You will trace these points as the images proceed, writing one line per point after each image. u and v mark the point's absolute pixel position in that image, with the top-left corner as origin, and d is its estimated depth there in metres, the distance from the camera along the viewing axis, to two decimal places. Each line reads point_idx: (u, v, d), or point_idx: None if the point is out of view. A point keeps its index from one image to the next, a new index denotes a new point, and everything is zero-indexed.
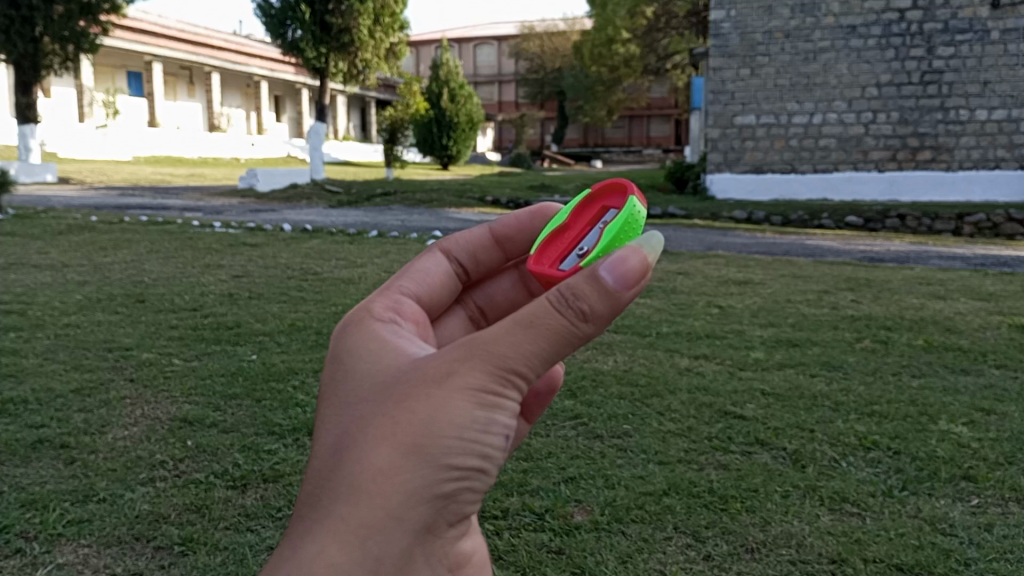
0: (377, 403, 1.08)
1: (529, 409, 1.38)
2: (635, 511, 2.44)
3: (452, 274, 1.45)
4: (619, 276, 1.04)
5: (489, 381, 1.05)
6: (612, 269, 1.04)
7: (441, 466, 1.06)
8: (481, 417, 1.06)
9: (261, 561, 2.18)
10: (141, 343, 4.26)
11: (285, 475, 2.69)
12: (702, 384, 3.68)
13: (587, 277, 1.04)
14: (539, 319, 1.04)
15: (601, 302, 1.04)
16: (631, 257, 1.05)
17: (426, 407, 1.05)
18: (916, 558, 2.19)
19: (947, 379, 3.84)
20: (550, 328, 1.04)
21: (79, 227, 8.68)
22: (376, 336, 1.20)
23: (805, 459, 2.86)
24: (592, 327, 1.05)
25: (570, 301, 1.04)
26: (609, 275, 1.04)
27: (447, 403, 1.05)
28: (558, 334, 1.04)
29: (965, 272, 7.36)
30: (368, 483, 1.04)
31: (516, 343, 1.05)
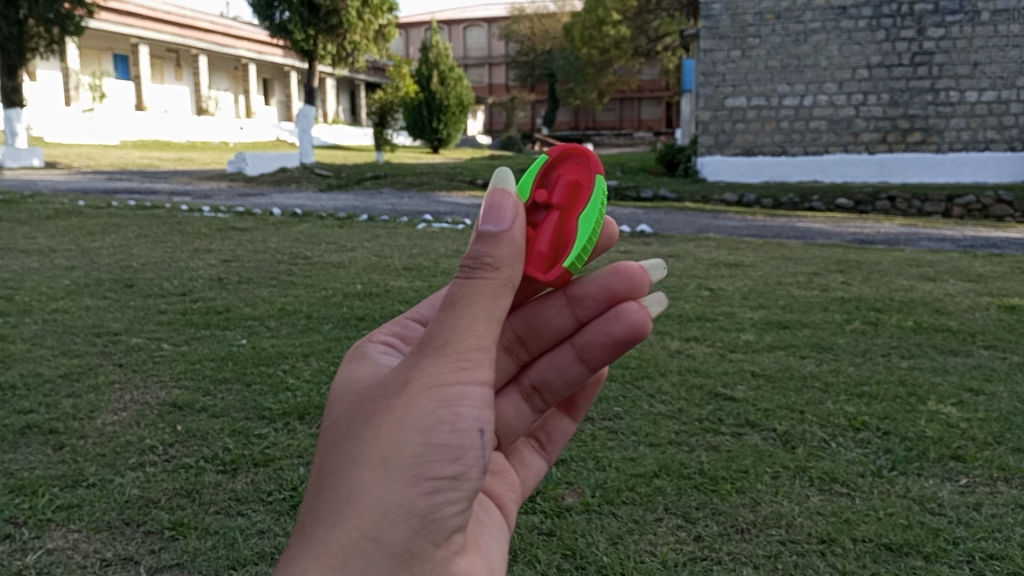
0: (348, 423, 1.12)
1: (574, 405, 1.62)
2: (625, 493, 2.45)
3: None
4: (494, 219, 1.11)
5: (446, 377, 1.08)
6: (492, 220, 1.11)
7: (412, 476, 1.07)
8: (447, 415, 1.08)
9: (252, 545, 2.17)
10: (130, 328, 4.23)
11: (276, 459, 2.69)
12: (692, 366, 3.69)
13: (477, 238, 1.10)
14: (461, 294, 1.09)
15: (505, 250, 1.10)
16: (500, 198, 1.12)
17: (389, 416, 1.08)
18: (905, 537, 2.21)
19: (935, 360, 3.85)
20: (476, 300, 1.09)
21: (66, 212, 8.61)
22: (356, 359, 1.24)
23: (795, 440, 2.87)
24: (507, 270, 1.10)
25: (483, 270, 1.09)
26: (492, 226, 1.10)
27: (407, 408, 1.08)
28: (485, 295, 1.09)
29: (955, 253, 7.39)
30: (344, 505, 1.05)
31: (457, 327, 1.08)
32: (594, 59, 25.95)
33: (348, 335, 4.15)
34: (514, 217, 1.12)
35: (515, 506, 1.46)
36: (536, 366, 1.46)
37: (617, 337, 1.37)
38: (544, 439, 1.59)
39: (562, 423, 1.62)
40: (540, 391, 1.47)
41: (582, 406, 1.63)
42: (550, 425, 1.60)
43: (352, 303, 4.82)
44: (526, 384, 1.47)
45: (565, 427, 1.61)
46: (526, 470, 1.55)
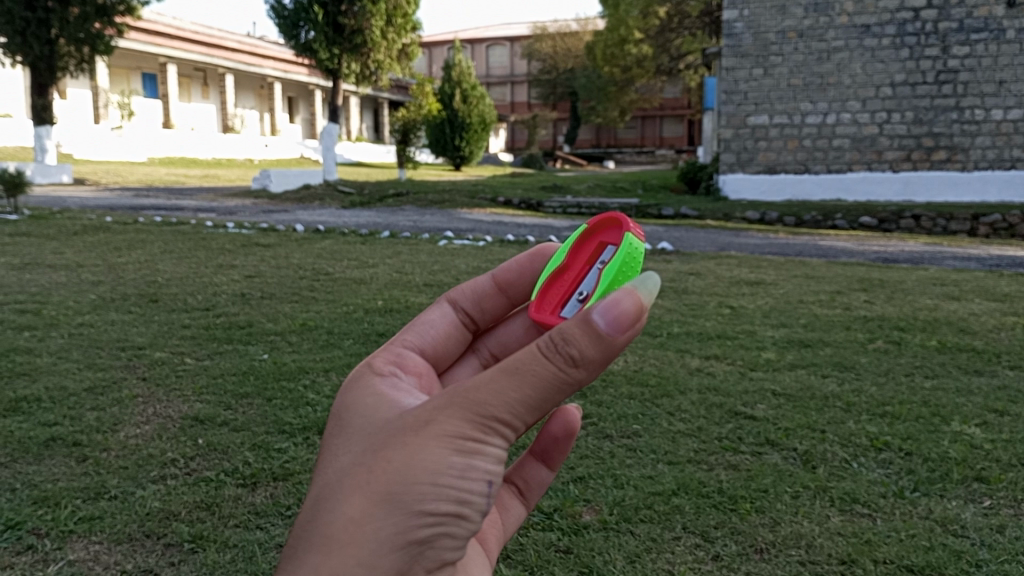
0: (361, 454, 1.11)
1: (549, 455, 1.54)
2: (643, 511, 2.44)
3: (459, 324, 1.45)
4: (612, 319, 1.05)
5: (467, 430, 1.06)
6: (606, 314, 1.05)
7: (414, 511, 1.06)
8: (457, 463, 1.07)
9: (270, 558, 2.18)
10: (153, 343, 4.28)
11: (295, 473, 2.70)
12: (712, 384, 3.68)
13: (582, 322, 1.04)
14: (526, 366, 1.05)
15: (593, 346, 1.05)
16: (623, 301, 1.05)
17: (403, 454, 1.07)
18: (927, 559, 2.18)
19: (959, 380, 3.81)
20: (537, 375, 1.05)
21: (93, 228, 8.74)
22: (374, 398, 1.22)
23: (816, 459, 2.85)
24: (581, 373, 1.06)
25: (563, 358, 1.04)
26: (602, 320, 1.04)
27: (418, 454, 1.06)
28: (539, 376, 1.05)
29: (980, 272, 7.31)
30: (339, 532, 1.05)
31: (503, 392, 1.06)
32: (615, 78, 26.02)
33: (367, 350, 4.19)
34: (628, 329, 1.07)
35: (496, 547, 1.41)
36: None
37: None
38: (522, 485, 1.52)
39: (539, 469, 1.53)
40: None
41: (560, 455, 1.55)
42: (526, 472, 1.52)
43: (373, 319, 4.86)
44: None
45: (542, 476, 1.53)
46: (505, 514, 1.47)
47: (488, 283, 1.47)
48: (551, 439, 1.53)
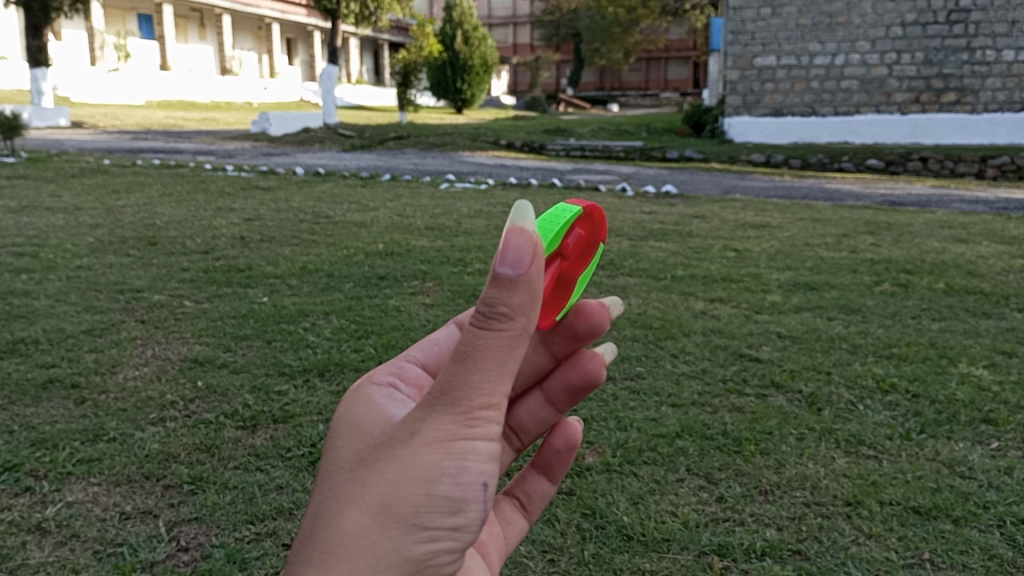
0: (352, 469, 1.01)
1: (551, 467, 1.40)
2: (647, 453, 2.41)
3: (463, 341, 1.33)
4: (512, 264, 0.89)
5: (450, 430, 0.95)
6: (509, 263, 0.89)
7: (410, 524, 0.96)
8: (448, 466, 0.96)
9: (270, 500, 2.16)
10: (152, 285, 4.24)
11: (296, 416, 2.68)
12: (717, 326, 3.64)
13: (491, 282, 0.90)
14: (471, 345, 0.92)
15: (520, 297, 0.91)
16: (511, 241, 0.88)
17: (391, 467, 0.97)
18: (933, 501, 2.16)
19: (967, 322, 3.77)
20: (489, 352, 0.92)
21: (92, 170, 8.65)
22: (363, 408, 1.11)
23: (821, 401, 2.82)
24: (524, 324, 0.92)
25: (494, 326, 0.92)
26: (508, 271, 0.89)
27: (405, 466, 0.96)
28: (494, 352, 0.93)
29: (987, 216, 7.21)
30: (336, 547, 0.95)
31: (469, 382, 0.94)
32: (620, 19, 25.52)
33: (368, 294, 4.15)
34: (533, 258, 0.90)
35: (497, 559, 1.29)
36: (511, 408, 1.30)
37: (575, 384, 1.28)
38: (524, 499, 1.40)
39: (540, 483, 1.40)
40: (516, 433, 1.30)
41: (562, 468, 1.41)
42: (527, 485, 1.40)
43: (373, 262, 4.81)
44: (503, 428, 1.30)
45: (544, 489, 1.40)
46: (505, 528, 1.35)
47: None
48: (552, 451, 1.39)
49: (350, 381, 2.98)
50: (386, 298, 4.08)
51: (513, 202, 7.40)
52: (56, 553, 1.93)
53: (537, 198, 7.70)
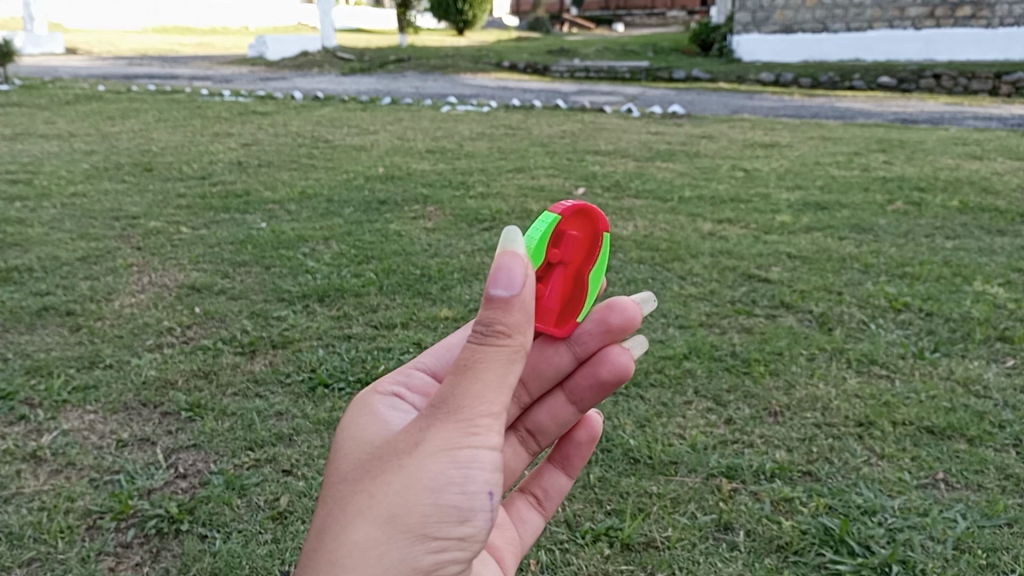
0: (357, 478, 1.03)
1: (570, 462, 1.46)
2: (653, 375, 2.36)
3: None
4: (509, 283, 0.98)
5: (456, 440, 0.99)
6: (503, 284, 0.98)
7: (419, 535, 0.99)
8: (455, 476, 1.00)
9: (270, 426, 2.12)
10: (148, 212, 4.15)
11: (295, 342, 2.62)
12: (725, 247, 3.55)
13: (489, 301, 0.99)
14: (471, 358, 0.99)
15: (516, 315, 0.99)
16: (511, 265, 0.97)
17: (397, 476, 0.99)
18: (948, 420, 2.11)
19: (982, 240, 3.67)
20: (489, 365, 0.99)
21: (86, 97, 8.47)
22: (365, 426, 1.14)
23: (832, 321, 2.76)
24: (519, 337, 1.00)
25: (492, 339, 0.99)
26: (503, 291, 0.98)
27: (412, 474, 0.99)
28: (494, 364, 0.99)
29: (1002, 132, 7.04)
30: (344, 558, 0.96)
31: (471, 393, 0.99)
32: None
33: (368, 218, 4.05)
34: (525, 280, 0.99)
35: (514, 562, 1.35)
36: (531, 412, 1.38)
37: (603, 379, 1.31)
38: (541, 495, 1.45)
39: (558, 478, 1.46)
40: (535, 435, 1.39)
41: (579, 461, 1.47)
42: (545, 480, 1.45)
43: (374, 186, 4.70)
44: (522, 428, 1.38)
45: (560, 483, 1.45)
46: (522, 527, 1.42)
47: None
48: (574, 444, 1.44)
49: (351, 306, 2.92)
50: (387, 223, 3.99)
51: (517, 124, 7.23)
52: (52, 481, 1.90)
53: (541, 120, 7.52)
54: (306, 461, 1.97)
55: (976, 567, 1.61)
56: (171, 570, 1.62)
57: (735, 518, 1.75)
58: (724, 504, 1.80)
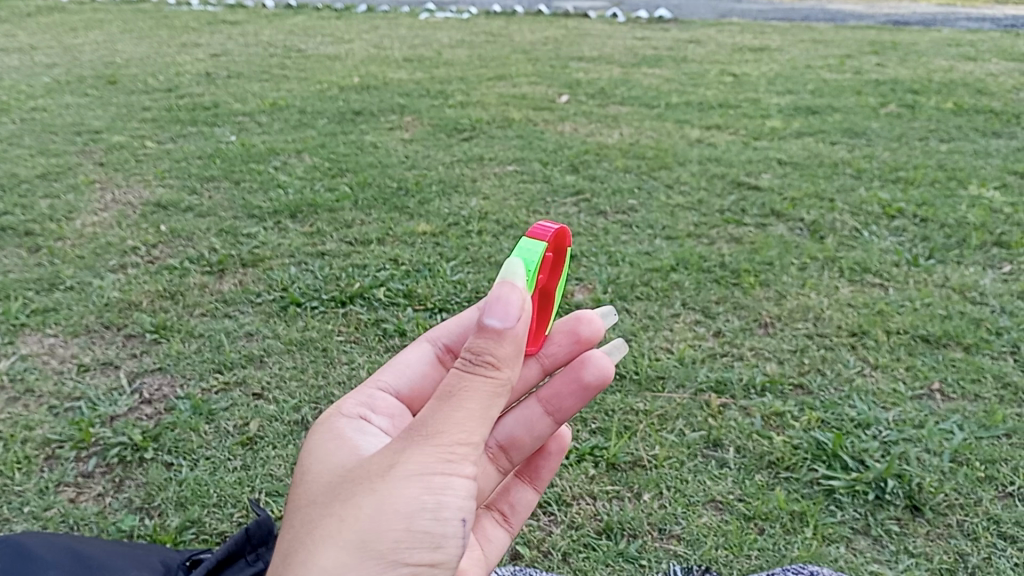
0: (322, 504, 0.90)
1: (536, 472, 1.28)
2: (640, 288, 2.26)
3: (437, 362, 1.24)
4: (504, 315, 0.88)
5: (431, 469, 0.86)
6: (498, 316, 0.88)
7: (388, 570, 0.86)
8: (430, 508, 0.87)
9: (239, 348, 2.02)
10: (112, 126, 3.96)
11: (266, 260, 2.50)
12: (714, 155, 3.42)
13: (479, 330, 0.88)
14: (456, 387, 0.87)
15: (508, 347, 0.88)
16: (509, 298, 0.88)
17: (367, 501, 0.87)
18: (944, 328, 2.04)
19: (977, 143, 3.55)
20: (473, 396, 0.86)
21: (47, 8, 8.08)
22: (331, 452, 1.01)
23: (824, 229, 2.66)
24: (509, 370, 0.88)
25: (478, 367, 0.87)
26: (498, 323, 0.87)
27: (385, 499, 0.86)
28: (478, 394, 0.87)
29: (996, 32, 6.85)
30: None
31: (450, 419, 0.87)
32: None
33: (343, 130, 3.88)
34: (520, 312, 0.89)
35: None
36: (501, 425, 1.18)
37: (586, 381, 1.18)
38: (504, 511, 1.27)
39: (523, 492, 1.28)
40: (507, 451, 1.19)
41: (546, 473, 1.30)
42: (508, 496, 1.27)
43: (348, 97, 4.49)
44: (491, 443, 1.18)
45: (527, 498, 1.27)
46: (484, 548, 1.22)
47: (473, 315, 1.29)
48: (542, 456, 1.28)
49: (325, 222, 2.79)
50: (362, 134, 3.82)
51: (498, 30, 6.95)
52: (9, 410, 1.81)
53: (523, 25, 7.23)
54: (277, 384, 1.88)
55: (973, 480, 1.55)
56: (134, 500, 1.54)
57: (725, 434, 1.68)
58: (713, 420, 1.72)
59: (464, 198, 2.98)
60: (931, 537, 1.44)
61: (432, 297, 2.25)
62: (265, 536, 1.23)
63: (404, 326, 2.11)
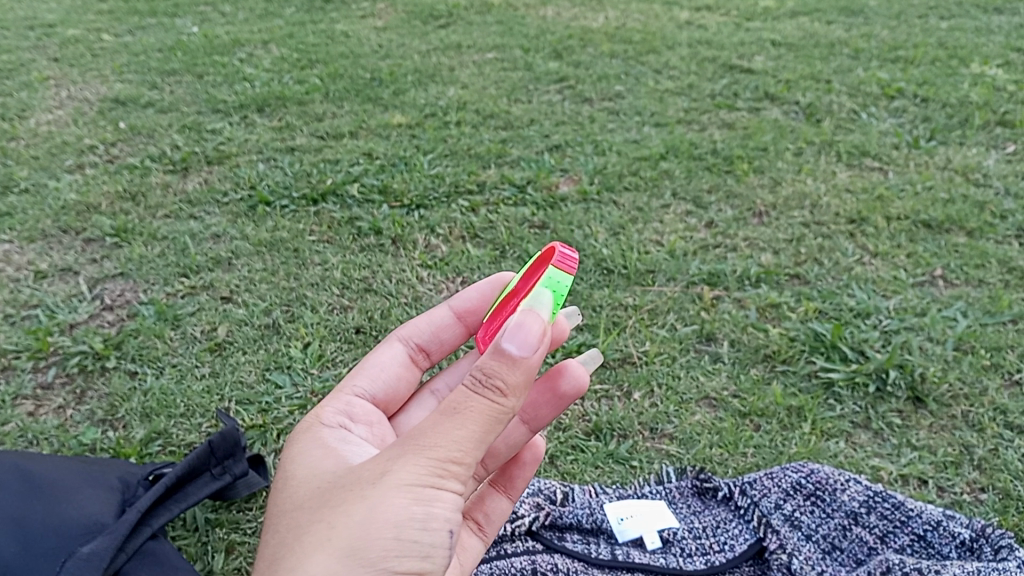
0: (312, 510, 0.77)
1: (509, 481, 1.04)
2: (628, 179, 2.14)
3: (410, 362, 1.11)
4: (521, 340, 0.74)
5: (427, 483, 0.73)
6: (516, 339, 0.74)
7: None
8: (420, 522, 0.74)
9: (205, 251, 1.90)
10: (65, 19, 3.72)
11: (233, 157, 2.36)
12: (704, 37, 3.23)
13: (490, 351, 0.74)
14: (458, 406, 0.73)
15: (518, 375, 0.74)
16: (528, 326, 0.75)
17: (357, 507, 0.74)
18: (946, 213, 1.94)
19: (979, 20, 3.38)
20: (475, 418, 0.73)
21: None
22: (320, 457, 0.88)
23: (821, 113, 2.52)
24: (516, 400, 0.75)
25: (487, 386, 0.73)
26: (514, 348, 0.73)
27: (375, 508, 0.73)
28: (479, 418, 0.73)
29: None
30: None
31: (448, 437, 0.73)
32: None
33: (312, 19, 3.65)
34: (538, 343, 0.75)
35: None
36: None
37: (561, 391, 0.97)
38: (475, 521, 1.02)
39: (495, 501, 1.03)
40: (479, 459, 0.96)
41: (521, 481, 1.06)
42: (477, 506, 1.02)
43: None
44: None
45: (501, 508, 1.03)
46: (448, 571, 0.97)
47: (446, 316, 1.13)
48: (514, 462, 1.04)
49: (295, 116, 2.63)
50: (332, 23, 3.60)
51: None
52: None
53: None
54: (247, 287, 1.78)
55: (978, 369, 1.48)
56: (96, 411, 1.45)
57: (719, 328, 1.59)
58: (706, 314, 1.64)
59: (441, 88, 2.82)
60: (935, 430, 1.38)
61: (409, 192, 2.11)
62: (230, 448, 1.17)
63: (379, 223, 1.99)
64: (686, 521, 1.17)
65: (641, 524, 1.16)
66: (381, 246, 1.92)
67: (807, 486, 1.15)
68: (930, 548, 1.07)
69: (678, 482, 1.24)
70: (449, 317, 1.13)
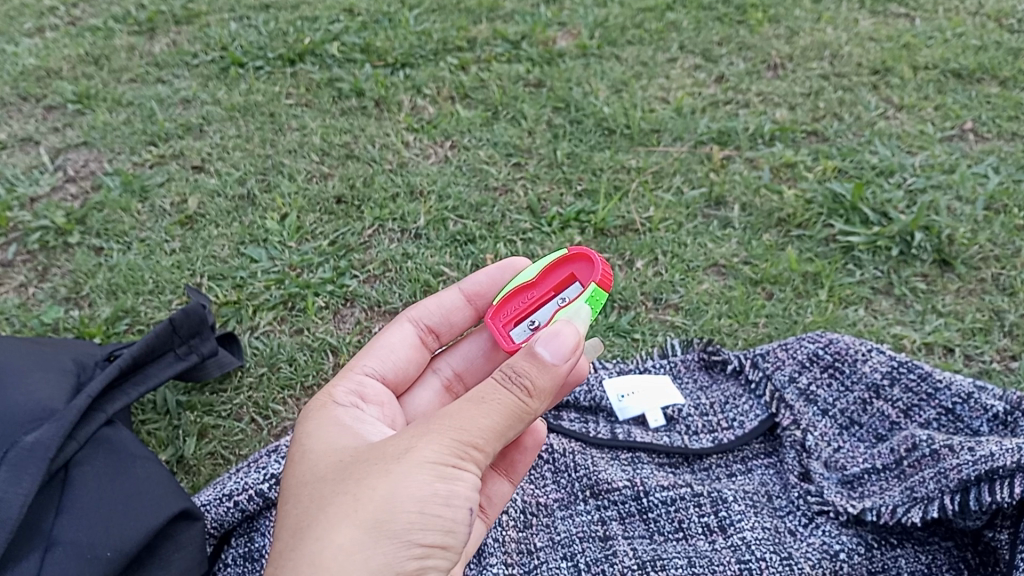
0: (323, 483, 0.69)
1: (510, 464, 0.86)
2: (631, 32, 1.95)
3: (420, 344, 0.92)
4: (554, 349, 0.69)
5: (445, 460, 0.66)
6: (549, 345, 0.69)
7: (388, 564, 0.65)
8: (440, 499, 0.66)
9: (175, 118, 1.76)
10: None
11: (202, 15, 2.16)
12: None
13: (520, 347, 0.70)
14: (484, 395, 0.68)
15: (550, 373, 0.69)
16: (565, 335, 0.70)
17: (380, 478, 0.66)
18: (978, 62, 1.77)
19: None
20: (498, 407, 0.68)
21: None
22: (313, 421, 0.78)
23: None
24: (540, 401, 0.70)
25: (514, 373, 0.69)
26: (547, 351, 0.69)
27: (402, 478, 0.66)
28: (506, 410, 0.68)
29: None
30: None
31: (473, 421, 0.67)
32: None
33: None
34: (573, 349, 0.70)
35: None
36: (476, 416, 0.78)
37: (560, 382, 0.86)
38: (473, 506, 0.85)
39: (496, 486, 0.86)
40: None
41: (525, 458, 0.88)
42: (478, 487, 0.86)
43: None
44: None
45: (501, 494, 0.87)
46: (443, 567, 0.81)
47: (457, 299, 0.93)
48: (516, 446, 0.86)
49: None
50: None
51: None
52: None
53: None
54: (219, 155, 1.64)
55: (1011, 229, 1.36)
56: (60, 289, 1.36)
57: (729, 191, 1.47)
58: (715, 176, 1.51)
59: None
60: (962, 295, 1.28)
61: (393, 52, 1.93)
62: (195, 326, 1.08)
63: (360, 83, 1.82)
64: (692, 398, 1.09)
65: (642, 402, 1.08)
66: (363, 109, 1.77)
67: (825, 358, 1.06)
68: (959, 422, 0.96)
69: (683, 356, 1.15)
70: (460, 299, 0.93)
